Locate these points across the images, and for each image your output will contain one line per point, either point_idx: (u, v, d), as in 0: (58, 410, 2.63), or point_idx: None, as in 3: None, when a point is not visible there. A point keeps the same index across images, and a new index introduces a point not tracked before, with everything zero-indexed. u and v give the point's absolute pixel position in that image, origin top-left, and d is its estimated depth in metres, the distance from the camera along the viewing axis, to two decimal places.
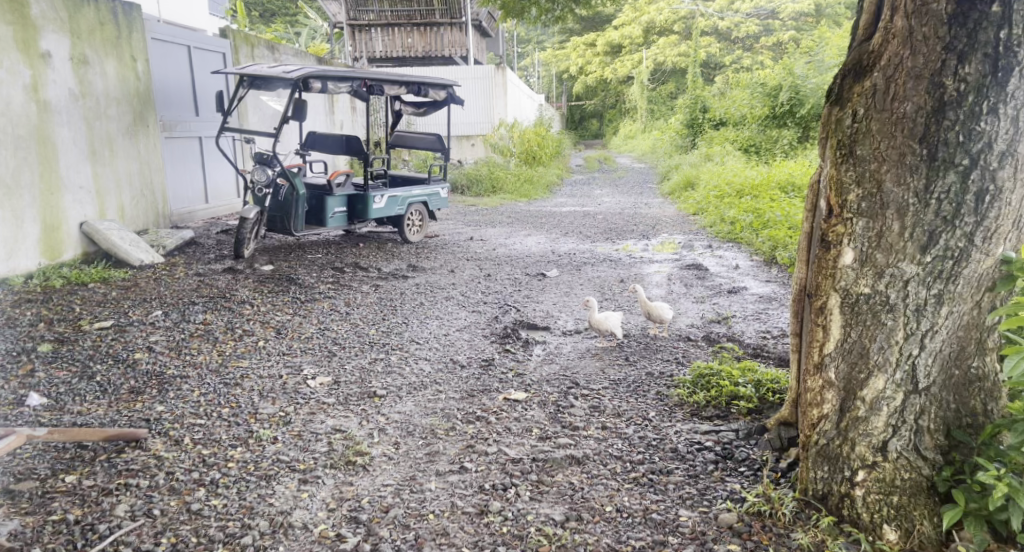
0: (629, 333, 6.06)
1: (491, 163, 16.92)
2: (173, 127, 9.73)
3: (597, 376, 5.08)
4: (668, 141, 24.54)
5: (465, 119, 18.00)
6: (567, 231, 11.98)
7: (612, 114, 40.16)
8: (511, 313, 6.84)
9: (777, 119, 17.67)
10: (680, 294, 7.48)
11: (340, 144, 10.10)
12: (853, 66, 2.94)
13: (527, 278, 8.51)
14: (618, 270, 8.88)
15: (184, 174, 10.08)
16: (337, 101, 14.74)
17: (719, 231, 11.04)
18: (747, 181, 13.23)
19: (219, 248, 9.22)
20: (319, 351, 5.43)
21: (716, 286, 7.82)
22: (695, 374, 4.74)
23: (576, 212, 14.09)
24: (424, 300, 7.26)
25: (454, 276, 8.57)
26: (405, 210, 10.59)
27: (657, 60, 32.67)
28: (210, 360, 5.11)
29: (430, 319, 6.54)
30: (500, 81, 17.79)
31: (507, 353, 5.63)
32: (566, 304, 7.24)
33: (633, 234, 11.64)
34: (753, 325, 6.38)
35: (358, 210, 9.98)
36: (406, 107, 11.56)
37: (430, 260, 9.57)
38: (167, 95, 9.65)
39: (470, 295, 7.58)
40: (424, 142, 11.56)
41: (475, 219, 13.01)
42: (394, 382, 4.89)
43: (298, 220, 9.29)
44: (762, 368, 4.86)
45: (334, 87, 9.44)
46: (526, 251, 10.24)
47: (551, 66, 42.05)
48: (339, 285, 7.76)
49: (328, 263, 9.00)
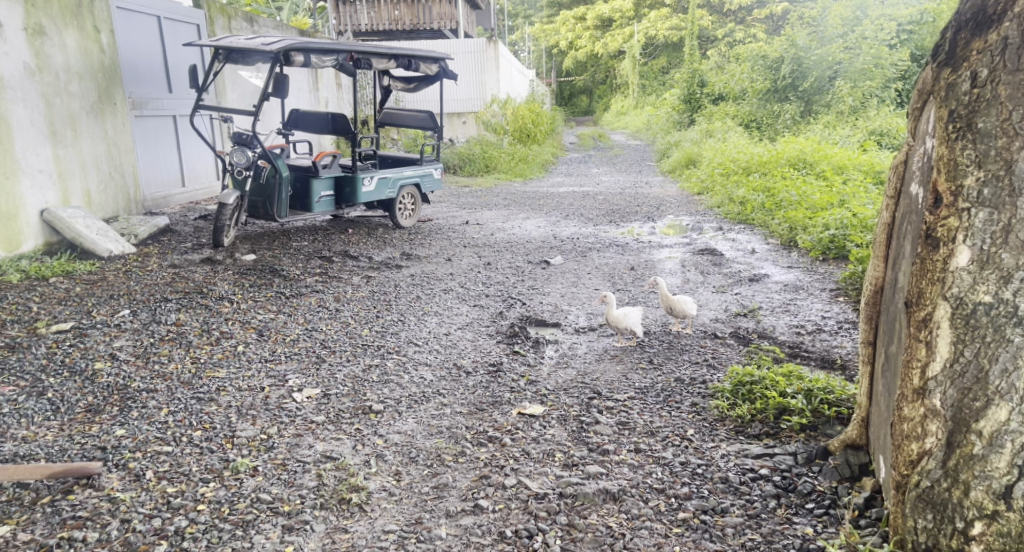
0: (649, 330, 5.48)
1: (484, 141, 16.26)
2: (145, 105, 9.03)
3: (621, 383, 4.50)
4: (664, 117, 23.92)
5: (457, 95, 17.28)
6: (567, 213, 11.40)
7: (602, 89, 39.35)
8: (517, 308, 6.25)
9: (779, 93, 17.10)
10: (697, 283, 6.90)
11: (325, 123, 9.45)
12: (973, 17, 2.52)
13: (530, 267, 7.93)
14: (627, 257, 8.30)
15: (158, 156, 9.41)
16: (321, 77, 14.06)
17: (729, 212, 10.46)
18: (754, 158, 12.66)
19: (197, 236, 8.58)
20: (306, 358, 4.83)
21: (734, 274, 7.24)
22: (734, 382, 4.15)
23: (575, 193, 13.50)
24: (421, 294, 6.66)
25: (451, 265, 7.97)
26: (396, 193, 9.97)
27: (649, 34, 32.02)
28: (182, 368, 4.49)
29: (429, 317, 5.96)
30: (492, 55, 17.09)
31: (517, 357, 5.04)
32: (575, 296, 6.65)
33: (638, 216, 11.05)
34: (784, 317, 5.80)
35: (346, 194, 9.38)
36: (395, 82, 10.82)
37: (424, 246, 8.96)
38: (136, 70, 8.94)
39: (471, 287, 7.00)
40: (415, 119, 10.89)
41: (470, 201, 12.39)
42: (392, 394, 4.31)
43: (282, 205, 8.69)
44: (809, 373, 4.29)
45: (317, 61, 8.78)
46: (527, 235, 9.66)
47: (540, 41, 41.18)
48: (328, 277, 7.15)
49: (315, 252, 8.37)
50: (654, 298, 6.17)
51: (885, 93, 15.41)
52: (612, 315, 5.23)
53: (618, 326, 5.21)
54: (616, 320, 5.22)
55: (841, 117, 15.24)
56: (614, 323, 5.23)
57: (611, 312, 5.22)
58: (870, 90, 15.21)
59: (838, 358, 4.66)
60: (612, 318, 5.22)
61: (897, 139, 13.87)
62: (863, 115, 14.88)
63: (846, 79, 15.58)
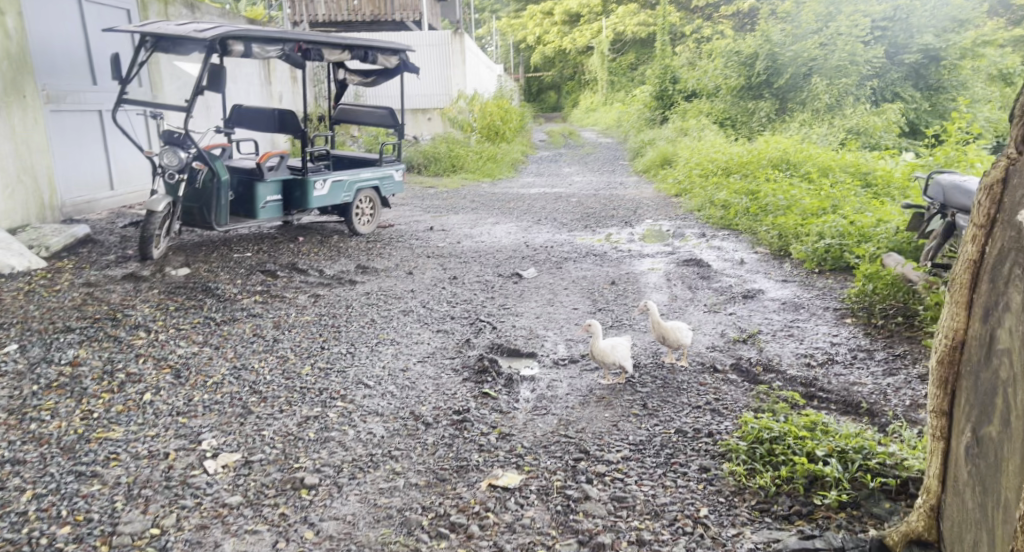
0: (638, 362, 4.71)
1: (450, 139, 15.40)
2: (62, 99, 8.46)
3: (610, 435, 3.72)
4: (635, 114, 23.26)
5: (422, 90, 16.40)
6: (539, 218, 10.62)
7: (571, 86, 38.55)
8: (484, 335, 5.45)
9: (752, 90, 16.60)
10: (686, 301, 6.15)
11: (272, 120, 8.59)
12: None
13: (501, 282, 7.15)
14: (606, 268, 7.63)
15: (80, 156, 8.84)
16: (274, 69, 13.13)
17: (710, 216, 9.78)
18: (733, 159, 11.98)
19: (124, 247, 7.96)
20: (230, 410, 4.04)
21: (726, 289, 6.50)
22: (750, 439, 3.36)
23: (546, 194, 12.74)
24: (373, 318, 5.84)
25: (413, 279, 7.15)
26: (352, 197, 9.16)
27: (616, 30, 31.49)
28: (66, 428, 3.74)
29: (381, 348, 5.16)
30: (458, 49, 16.25)
31: (486, 401, 4.24)
32: (551, 318, 5.88)
33: (614, 220, 10.32)
34: (791, 341, 5.04)
35: (296, 198, 8.61)
36: (352, 76, 9.98)
37: (383, 257, 8.13)
38: (55, 61, 8.39)
39: (435, 307, 6.18)
40: (374, 116, 10.00)
41: (434, 204, 11.57)
42: (332, 459, 3.51)
43: (220, 212, 7.97)
44: (831, 419, 3.58)
45: (260, 51, 7.97)
46: (496, 243, 8.88)
47: (507, 35, 40.38)
48: (268, 298, 6.33)
49: (257, 265, 7.63)
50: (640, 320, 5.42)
51: (861, 90, 14.65)
52: (595, 346, 4.49)
53: (602, 358, 4.45)
54: (600, 352, 4.47)
55: (816, 115, 14.61)
56: (597, 355, 4.46)
57: (594, 343, 4.49)
58: (846, 87, 14.48)
59: (864, 401, 3.90)
60: (595, 350, 4.48)
61: (874, 139, 13.32)
62: (838, 114, 14.24)
63: (822, 75, 14.86)
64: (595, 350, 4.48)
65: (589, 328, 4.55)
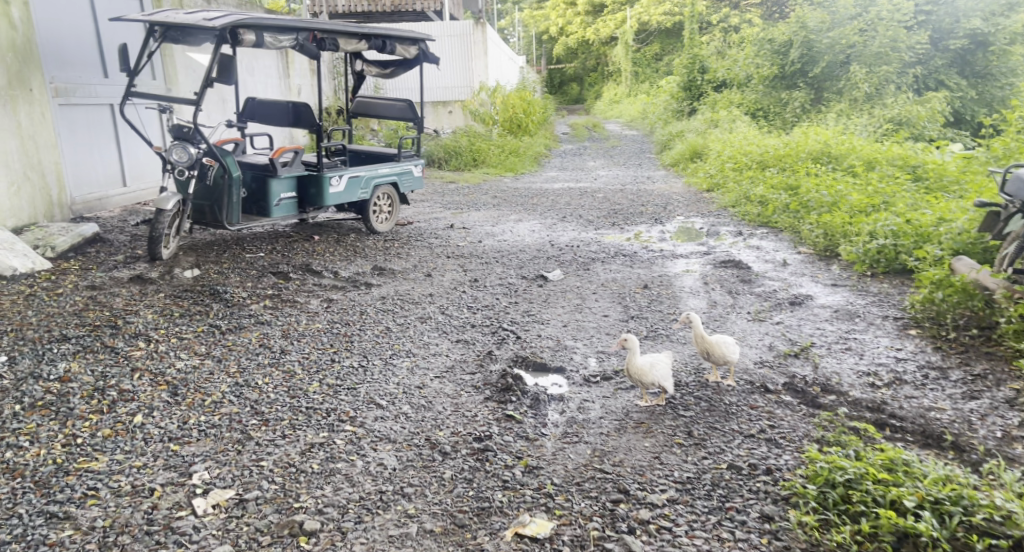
0: (679, 380, 4.25)
1: (472, 132, 14.98)
2: (72, 93, 8.14)
3: (653, 470, 3.27)
4: (661, 105, 22.65)
5: (442, 82, 15.98)
6: (564, 214, 10.20)
7: (593, 77, 37.78)
8: (508, 347, 5.03)
9: (786, 80, 15.96)
10: (727, 308, 5.69)
11: (286, 114, 8.20)
12: None
13: (524, 285, 6.73)
14: (637, 270, 7.19)
15: (92, 151, 8.52)
16: (293, 62, 12.79)
17: (747, 213, 9.31)
18: (769, 151, 11.43)
19: (133, 247, 7.59)
20: (230, 433, 3.65)
21: (769, 294, 6.04)
22: (818, 482, 2.99)
23: (570, 189, 12.32)
24: (388, 327, 5.45)
25: (433, 282, 6.76)
26: (370, 194, 8.78)
27: (641, 19, 30.89)
28: (44, 457, 3.36)
29: (395, 360, 4.76)
30: (479, 40, 15.88)
31: (510, 425, 3.82)
32: (580, 327, 5.46)
33: (643, 217, 9.86)
34: (848, 356, 4.54)
35: (312, 195, 8.24)
36: (370, 67, 9.57)
37: (402, 258, 7.75)
38: (62, 52, 8.05)
39: (455, 314, 5.78)
40: (394, 109, 9.58)
41: (455, 200, 11.17)
42: (339, 495, 3.13)
43: (232, 210, 7.60)
44: (903, 450, 3.22)
45: (272, 40, 7.60)
46: (519, 243, 8.48)
47: (530, 26, 39.82)
48: (279, 303, 5.95)
49: (270, 266, 7.29)
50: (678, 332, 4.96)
51: (901, 79, 14.03)
52: (630, 362, 4.06)
53: (637, 376, 4.02)
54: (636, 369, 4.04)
55: (854, 105, 13.99)
56: (633, 372, 4.03)
57: (630, 359, 4.06)
58: (886, 75, 13.85)
59: (946, 433, 3.44)
60: (630, 366, 4.05)
61: (918, 130, 12.76)
62: (879, 103, 13.65)
63: (860, 63, 14.24)
64: (630, 367, 4.05)
65: (626, 343, 4.13)
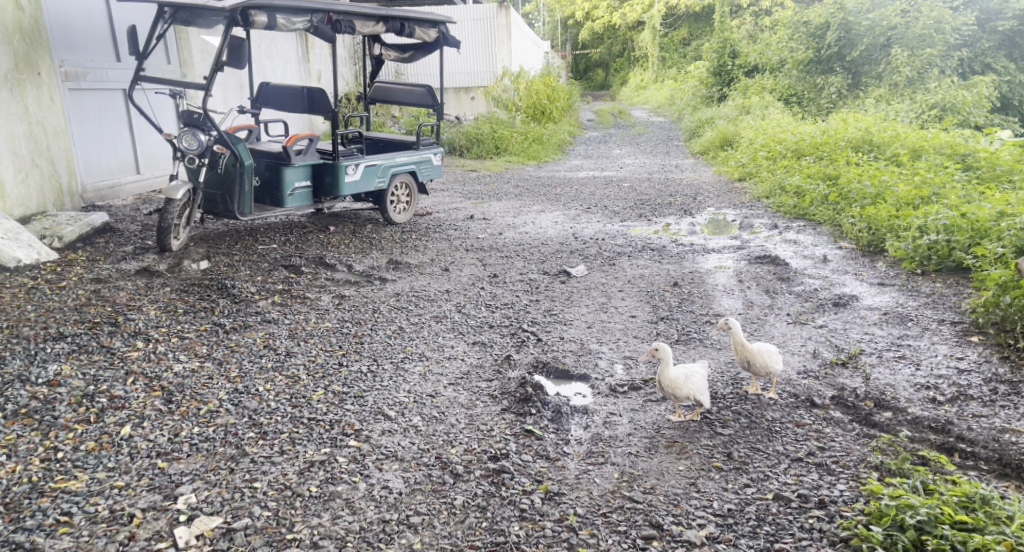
0: (715, 392, 3.88)
1: (494, 118, 14.61)
2: (83, 77, 7.87)
3: (689, 500, 2.95)
4: (690, 92, 22.16)
5: (463, 67, 15.67)
6: (589, 205, 9.84)
7: (618, 63, 36.91)
8: (528, 351, 4.69)
9: (821, 64, 15.42)
10: (765, 310, 5.32)
11: (301, 100, 7.88)
12: None
13: (547, 281, 6.41)
14: (667, 265, 6.82)
15: (103, 137, 8.26)
16: (313, 47, 12.50)
17: (782, 205, 8.91)
18: (805, 139, 10.97)
19: (143, 237, 7.27)
20: (224, 448, 3.33)
21: (809, 293, 5.65)
22: (884, 524, 2.65)
23: (595, 178, 11.97)
24: (400, 327, 5.13)
25: (452, 277, 6.46)
26: (387, 183, 8.46)
27: (669, 3, 30.34)
28: (19, 476, 3.07)
29: (407, 365, 4.44)
30: (503, 22, 15.49)
31: (529, 442, 3.48)
32: (605, 329, 5.12)
33: (671, 209, 9.48)
34: (902, 367, 4.13)
35: (327, 184, 7.93)
36: (389, 51, 9.22)
37: (420, 251, 7.46)
38: (72, 35, 7.79)
39: (473, 313, 5.47)
40: (413, 95, 9.24)
41: (476, 189, 10.84)
42: (341, 526, 2.85)
43: (244, 200, 7.30)
44: (975, 481, 2.88)
45: (285, 23, 7.25)
46: (542, 235, 8.16)
47: (555, 11, 39.26)
48: (288, 299, 5.64)
49: (282, 258, 6.97)
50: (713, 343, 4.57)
51: (946, 60, 13.85)
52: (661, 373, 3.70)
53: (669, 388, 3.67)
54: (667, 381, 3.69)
55: (894, 90, 13.57)
56: (664, 384, 3.67)
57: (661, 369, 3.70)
58: (929, 59, 13.52)
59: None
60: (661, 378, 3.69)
61: (963, 115, 12.27)
62: (920, 88, 13.25)
63: (902, 46, 13.90)
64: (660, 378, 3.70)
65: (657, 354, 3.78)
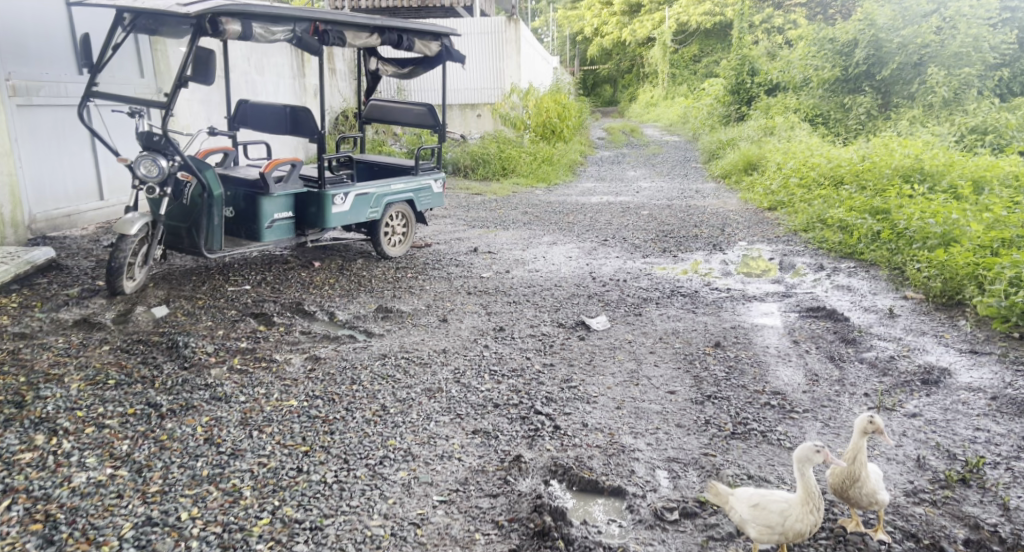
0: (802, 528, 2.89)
1: (501, 137, 13.65)
2: (35, 92, 6.91)
3: None
4: (705, 110, 21.23)
5: (468, 84, 14.71)
6: (606, 236, 8.86)
7: (627, 79, 36.09)
8: (542, 449, 3.65)
9: (849, 83, 14.41)
10: (836, 388, 4.31)
11: (283, 120, 6.91)
12: None
13: (562, 337, 5.38)
14: (703, 318, 5.79)
15: (59, 158, 7.28)
16: (309, 61, 11.59)
17: (826, 242, 7.95)
18: (842, 165, 10.02)
19: (94, 276, 6.27)
20: None
21: (886, 364, 4.63)
22: None
23: (611, 203, 10.98)
24: (382, 406, 4.09)
25: (453, 331, 5.45)
26: (379, 213, 7.46)
27: (680, 20, 29.53)
28: None
29: (386, 470, 3.41)
30: (512, 37, 14.52)
31: None
32: (638, 412, 4.09)
33: (698, 242, 8.48)
34: None
35: (311, 215, 6.93)
36: (386, 66, 8.25)
37: (419, 294, 6.49)
38: (26, 44, 6.83)
39: (476, 384, 4.45)
40: (412, 115, 8.25)
41: (480, 216, 9.86)
42: None
43: (212, 235, 6.27)
44: None
45: (263, 33, 6.23)
46: (555, 274, 7.16)
47: (564, 27, 38.46)
48: (251, 363, 4.64)
49: (253, 303, 5.96)
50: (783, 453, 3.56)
51: (983, 81, 12.91)
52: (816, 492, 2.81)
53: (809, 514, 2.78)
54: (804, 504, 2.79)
55: (929, 111, 12.63)
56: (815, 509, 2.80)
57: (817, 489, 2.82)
58: (968, 78, 12.64)
59: None
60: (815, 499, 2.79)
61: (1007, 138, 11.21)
62: (958, 111, 12.32)
63: (938, 65, 12.97)
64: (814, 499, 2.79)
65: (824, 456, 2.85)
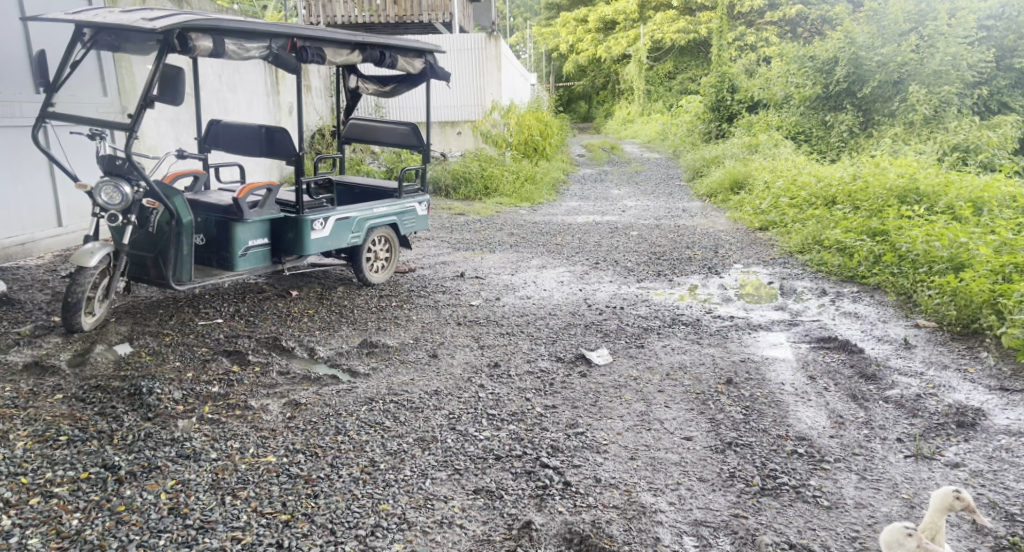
0: None
1: (483, 156, 13.29)
2: None
3: None
4: (684, 127, 21.03)
5: (448, 101, 14.38)
6: (597, 259, 8.49)
7: (603, 96, 35.93)
8: (553, 512, 3.29)
9: (830, 100, 14.25)
10: (865, 431, 3.97)
11: (258, 141, 6.49)
12: None
13: (562, 374, 5.00)
14: (709, 349, 5.43)
15: (14, 183, 6.81)
16: (284, 78, 11.18)
17: (824, 264, 7.66)
18: (834, 184, 9.76)
19: (50, 311, 5.81)
20: None
21: (915, 403, 4.30)
22: None
23: (598, 224, 10.64)
24: (371, 461, 3.68)
25: (444, 369, 5.04)
26: (361, 239, 7.05)
27: (654, 37, 29.43)
28: None
29: (380, 544, 3.07)
30: (492, 54, 14.21)
31: None
32: (655, 462, 3.73)
33: (692, 266, 8.15)
34: None
35: (288, 241, 6.51)
36: (367, 84, 7.87)
37: (405, 325, 6.09)
38: None
39: (473, 431, 4.05)
40: (394, 135, 7.86)
41: (465, 238, 9.47)
42: None
43: (181, 266, 5.82)
44: None
45: (235, 50, 5.84)
46: (548, 302, 6.78)
47: (539, 44, 38.30)
48: (223, 411, 4.21)
49: (226, 339, 5.54)
50: (816, 515, 3.25)
51: (963, 99, 12.85)
52: None
53: None
54: None
55: (911, 129, 12.48)
56: None
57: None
58: (948, 96, 12.54)
59: None
60: None
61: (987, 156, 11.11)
62: (941, 128, 12.20)
63: (918, 83, 12.84)
64: None
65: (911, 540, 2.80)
